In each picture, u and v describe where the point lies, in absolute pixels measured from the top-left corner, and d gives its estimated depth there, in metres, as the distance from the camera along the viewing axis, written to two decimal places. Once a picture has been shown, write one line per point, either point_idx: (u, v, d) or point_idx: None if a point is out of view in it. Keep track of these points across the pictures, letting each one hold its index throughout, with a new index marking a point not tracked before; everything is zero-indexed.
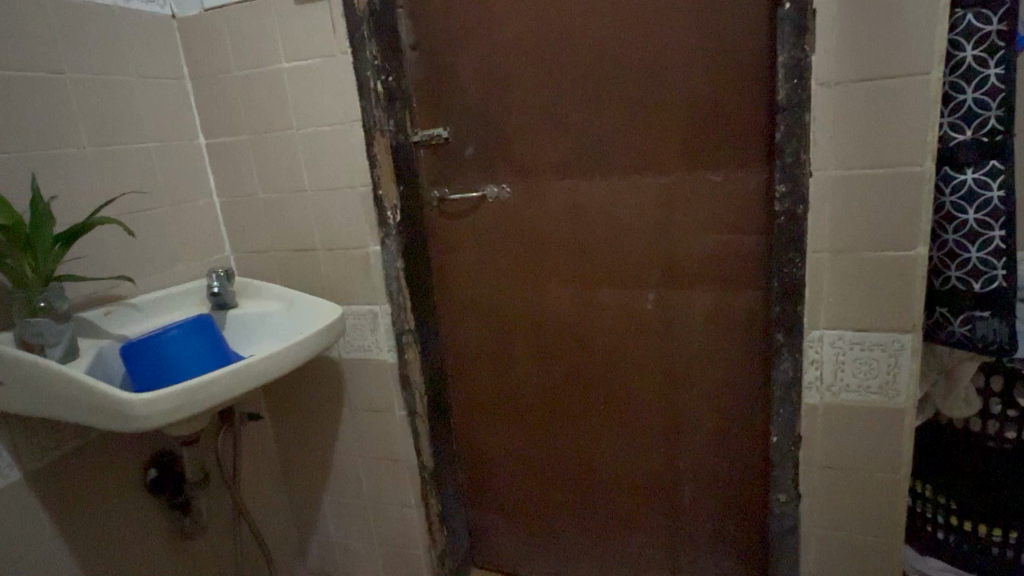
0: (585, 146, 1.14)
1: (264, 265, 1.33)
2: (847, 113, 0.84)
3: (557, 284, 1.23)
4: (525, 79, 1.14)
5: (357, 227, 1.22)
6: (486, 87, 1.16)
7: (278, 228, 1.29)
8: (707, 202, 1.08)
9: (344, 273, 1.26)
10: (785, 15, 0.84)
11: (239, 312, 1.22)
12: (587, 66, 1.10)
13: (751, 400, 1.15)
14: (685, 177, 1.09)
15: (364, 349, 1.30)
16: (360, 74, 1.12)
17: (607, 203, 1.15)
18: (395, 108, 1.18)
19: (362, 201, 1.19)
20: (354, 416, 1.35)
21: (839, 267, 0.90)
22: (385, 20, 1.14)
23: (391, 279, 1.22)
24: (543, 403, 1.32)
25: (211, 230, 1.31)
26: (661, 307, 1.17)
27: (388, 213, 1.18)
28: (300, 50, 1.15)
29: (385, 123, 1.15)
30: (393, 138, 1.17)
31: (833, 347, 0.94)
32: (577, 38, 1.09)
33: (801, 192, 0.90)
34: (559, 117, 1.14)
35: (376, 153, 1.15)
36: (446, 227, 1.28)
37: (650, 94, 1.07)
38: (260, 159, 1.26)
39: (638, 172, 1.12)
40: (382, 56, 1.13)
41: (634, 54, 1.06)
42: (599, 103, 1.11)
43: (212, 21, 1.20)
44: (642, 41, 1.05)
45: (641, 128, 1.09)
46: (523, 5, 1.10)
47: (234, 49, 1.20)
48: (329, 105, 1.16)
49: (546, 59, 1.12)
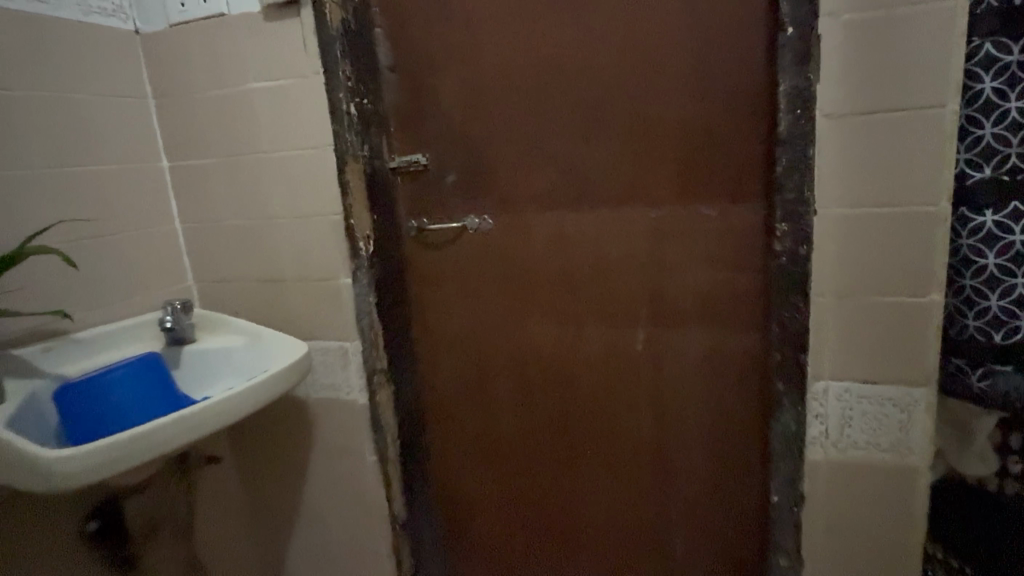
0: (573, 177, 1.06)
1: (228, 296, 1.24)
2: (855, 147, 0.78)
3: (540, 322, 1.15)
4: (510, 104, 1.07)
5: (328, 259, 1.14)
6: (469, 112, 1.09)
7: (244, 256, 1.20)
8: (700, 238, 1.01)
9: (313, 307, 1.18)
10: (787, 41, 0.78)
11: (199, 349, 1.11)
12: (576, 91, 1.03)
13: (748, 451, 1.06)
14: (676, 212, 1.02)
15: (333, 388, 1.21)
16: (332, 96, 1.05)
17: (595, 236, 1.08)
18: (371, 132, 1.10)
19: (334, 231, 1.11)
20: (322, 460, 1.25)
21: (846, 313, 0.83)
22: (361, 40, 1.08)
23: (363, 314, 1.14)
24: (523, 447, 1.23)
25: (172, 258, 1.22)
26: (654, 345, 1.09)
27: (360, 243, 1.10)
28: (269, 69, 1.08)
29: (358, 147, 1.08)
30: (367, 164, 1.09)
31: (840, 400, 0.86)
32: (566, 62, 1.02)
33: (804, 231, 0.83)
34: (546, 145, 1.07)
35: (348, 179, 1.08)
36: (424, 259, 1.20)
37: (642, 122, 1.00)
38: (226, 184, 1.18)
39: (628, 205, 1.04)
40: (357, 77, 1.06)
41: (627, 80, 0.99)
42: (588, 131, 1.04)
43: (177, 37, 1.13)
44: (635, 66, 0.99)
45: (632, 158, 1.02)
46: (510, 27, 1.04)
47: (200, 68, 1.13)
48: (300, 128, 1.09)
49: (532, 83, 1.05)
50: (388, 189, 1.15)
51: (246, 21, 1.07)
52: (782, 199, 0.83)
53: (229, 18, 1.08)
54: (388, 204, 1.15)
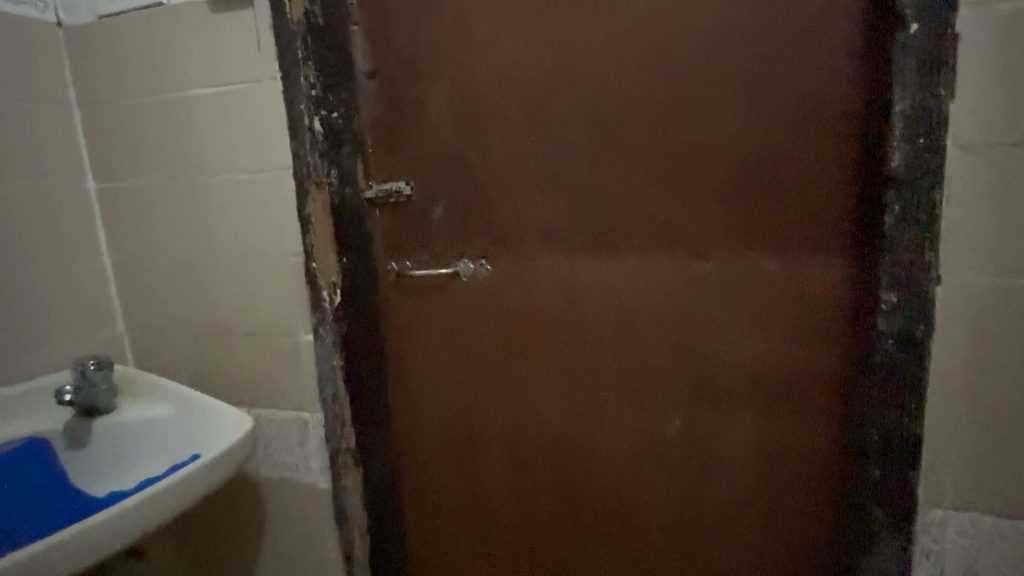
0: (596, 216, 0.84)
1: (165, 349, 1.00)
2: (1003, 193, 0.55)
3: (548, 392, 0.92)
4: (517, 123, 0.85)
5: (285, 309, 0.91)
6: (466, 132, 0.87)
7: (184, 301, 0.97)
8: (757, 296, 0.79)
9: (267, 367, 0.95)
10: (910, 41, 0.55)
11: (111, 423, 0.88)
12: (602, 108, 0.81)
13: (808, 567, 0.84)
14: (727, 263, 0.80)
15: (290, 468, 0.97)
16: (292, 108, 0.83)
17: (622, 291, 0.85)
18: (343, 153, 0.88)
19: (292, 276, 0.89)
20: (275, 554, 1.01)
21: (978, 421, 0.60)
22: (332, 39, 0.86)
23: (326, 381, 0.90)
24: (523, 544, 0.99)
25: (96, 301, 0.99)
26: (690, 440, 0.86)
27: (324, 292, 0.88)
28: (216, 72, 0.86)
29: (323, 171, 0.85)
30: (335, 193, 0.87)
31: (962, 537, 0.63)
32: (591, 70, 0.80)
33: (922, 305, 0.60)
34: (561, 174, 0.84)
35: (310, 212, 0.85)
36: (405, 308, 0.96)
37: (686, 149, 0.78)
38: (163, 213, 0.95)
39: (665, 253, 0.82)
40: (325, 84, 0.84)
41: (669, 94, 0.78)
42: (616, 158, 0.81)
43: (105, 31, 0.91)
44: (680, 78, 0.77)
45: (672, 194, 0.80)
46: (519, 26, 0.82)
47: (135, 70, 0.91)
48: (253, 145, 0.87)
49: (547, 96, 0.83)
50: (365, 223, 0.93)
51: (190, 12, 0.85)
52: (890, 260, 0.60)
53: (169, 8, 0.87)
54: (364, 241, 0.93)
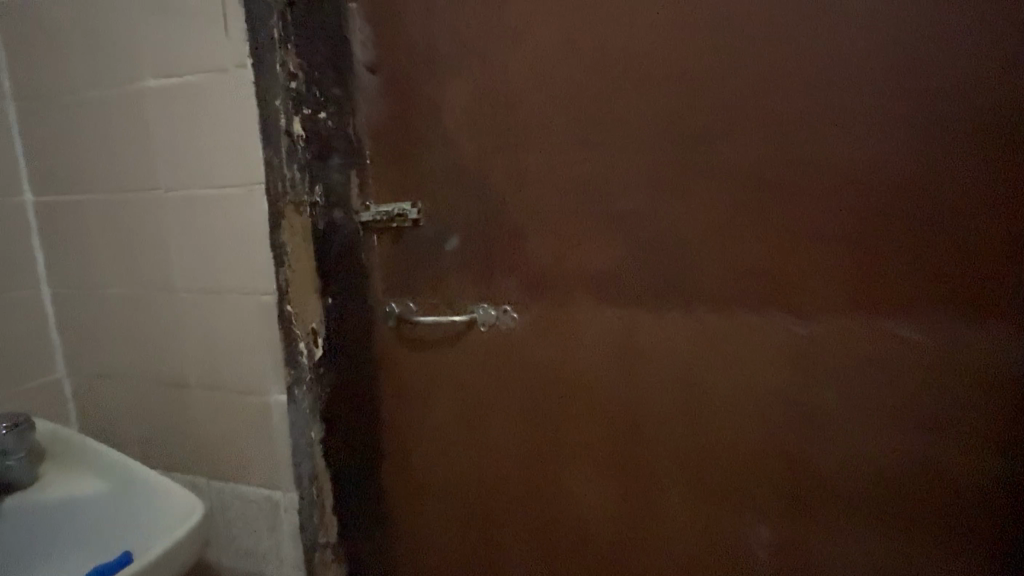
0: (663, 257, 0.63)
1: (108, 402, 0.81)
2: None
3: (589, 481, 0.70)
4: (559, 131, 0.65)
5: (252, 362, 0.71)
6: (492, 141, 0.67)
7: (131, 345, 0.78)
8: (884, 374, 0.58)
9: (228, 433, 0.74)
10: None
11: (27, 500, 0.69)
12: (678, 112, 0.60)
13: None
14: (842, 327, 0.58)
15: (253, 562, 0.76)
16: (265, 105, 0.63)
17: (693, 356, 0.63)
18: (332, 166, 0.69)
19: (262, 320, 0.69)
20: None
21: None
22: (322, 20, 0.67)
23: (302, 456, 0.71)
24: None
25: (27, 340, 0.80)
26: (785, 563, 0.64)
27: (302, 343, 0.68)
28: (170, 59, 0.67)
29: (304, 188, 0.65)
30: (321, 217, 0.67)
31: None
32: (664, 62, 0.60)
33: None
34: (617, 199, 0.64)
35: (287, 241, 0.66)
36: (407, 363, 0.75)
37: (792, 169, 0.58)
38: (107, 234, 0.76)
39: (754, 308, 0.61)
40: (310, 78, 0.65)
41: (772, 95, 0.57)
42: (691, 182, 0.61)
43: (42, 8, 0.73)
44: (789, 73, 0.57)
45: (767, 230, 0.59)
46: (567, 5, 0.63)
47: (77, 54, 0.72)
48: (216, 154, 0.67)
49: (601, 96, 0.63)
50: (357, 256, 0.73)
51: None
52: None
53: None
54: (354, 279, 0.73)
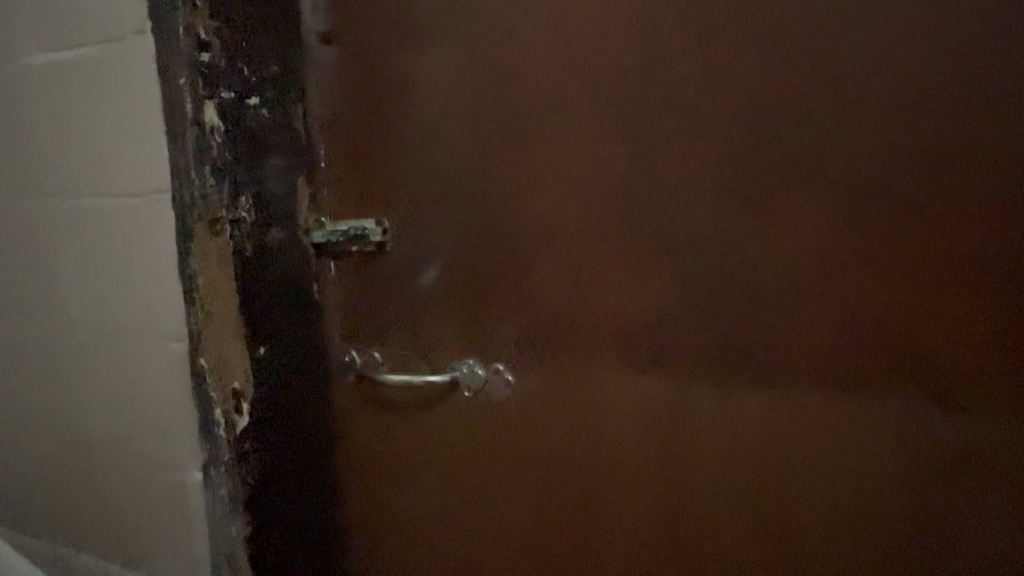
0: (722, 304, 0.44)
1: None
2: None
3: None
4: (579, 124, 0.46)
5: (156, 430, 0.52)
6: (486, 140, 0.49)
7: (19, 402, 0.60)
8: None
9: (129, 525, 0.56)
10: None
11: None
12: (748, 100, 0.42)
13: None
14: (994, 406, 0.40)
15: None
16: (169, 83, 0.46)
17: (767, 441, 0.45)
18: (269, 169, 0.51)
19: (168, 376, 0.51)
20: None
21: None
22: None
23: (223, 559, 0.52)
24: None
25: None
26: None
27: (219, 409, 0.50)
28: (58, 23, 0.50)
29: (222, 199, 0.48)
30: (248, 237, 0.50)
31: None
32: (732, 28, 0.42)
33: None
34: (657, 221, 0.45)
35: (196, 268, 0.48)
36: (371, 431, 0.56)
37: (917, 183, 0.40)
38: None
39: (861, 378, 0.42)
40: (244, 54, 0.49)
41: (890, 75, 0.39)
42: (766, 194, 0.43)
43: None
44: (918, 43, 0.39)
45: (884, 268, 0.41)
46: None
47: None
48: (110, 153, 0.50)
49: (639, 76, 0.44)
50: (306, 299, 0.55)
51: None
52: None
53: None
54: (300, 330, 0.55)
